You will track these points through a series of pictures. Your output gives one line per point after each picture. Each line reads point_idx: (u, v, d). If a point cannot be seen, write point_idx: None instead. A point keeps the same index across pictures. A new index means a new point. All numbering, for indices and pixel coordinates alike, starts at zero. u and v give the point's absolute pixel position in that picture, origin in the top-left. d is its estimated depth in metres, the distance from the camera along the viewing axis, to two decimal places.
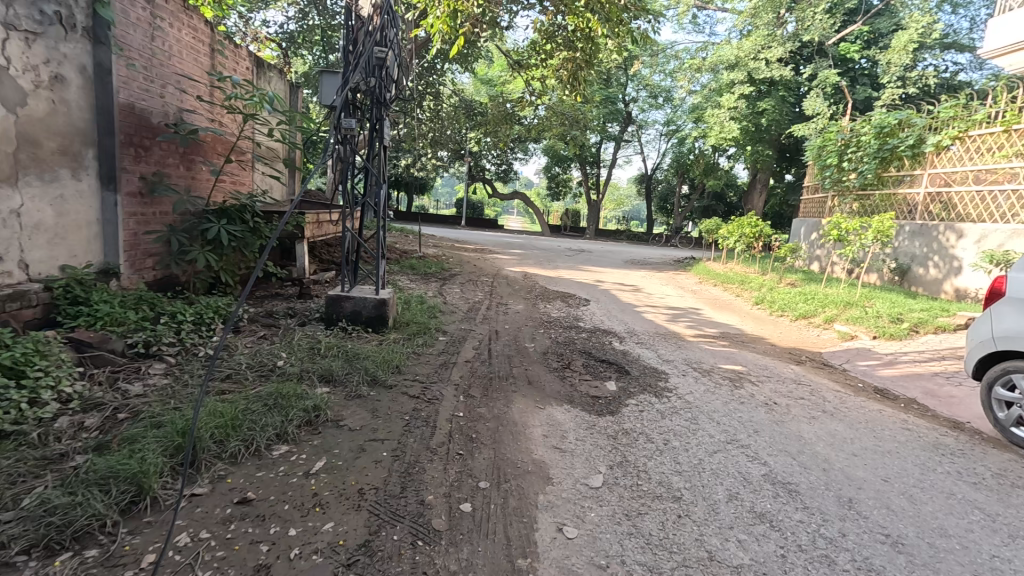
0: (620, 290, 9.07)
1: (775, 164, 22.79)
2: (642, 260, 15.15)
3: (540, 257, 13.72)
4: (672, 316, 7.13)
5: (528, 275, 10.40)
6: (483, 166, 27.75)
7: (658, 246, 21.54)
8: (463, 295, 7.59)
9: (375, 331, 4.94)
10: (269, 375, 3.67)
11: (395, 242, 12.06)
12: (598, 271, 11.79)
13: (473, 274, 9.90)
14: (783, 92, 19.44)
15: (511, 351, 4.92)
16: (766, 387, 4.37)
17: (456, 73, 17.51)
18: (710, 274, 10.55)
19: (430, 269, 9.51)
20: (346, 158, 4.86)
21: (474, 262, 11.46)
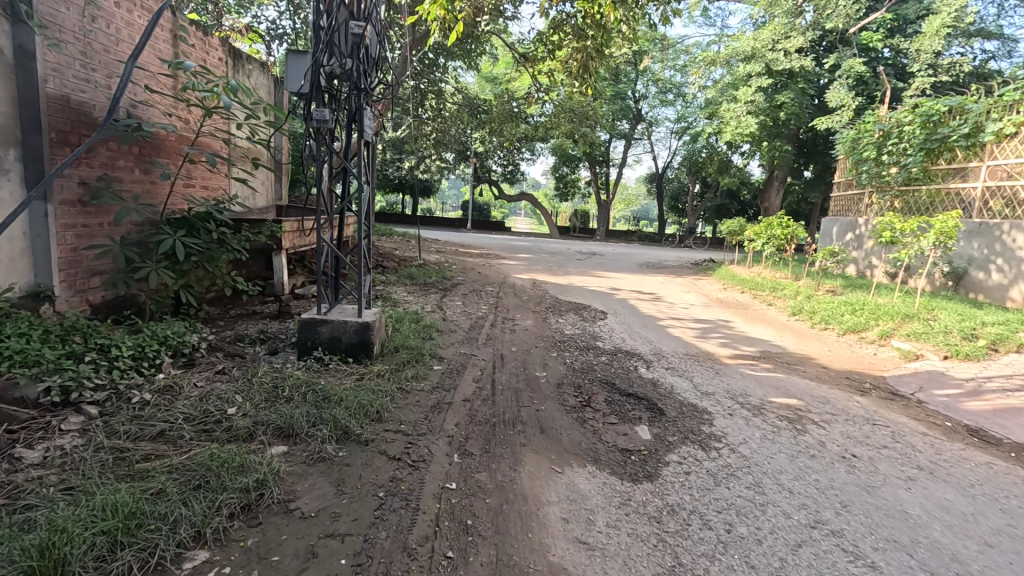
0: (639, 300, 8.22)
1: (793, 160, 21.80)
2: (658, 263, 14.29)
3: (550, 262, 12.91)
4: (702, 331, 6.29)
5: (537, 283, 9.60)
6: (489, 167, 27.00)
7: (672, 248, 20.62)
8: (465, 309, 6.81)
9: (356, 361, 4.16)
10: (213, 431, 2.90)
11: (395, 249, 11.32)
12: (613, 277, 10.94)
13: (478, 283, 9.11)
14: (803, 85, 18.49)
15: (519, 384, 4.11)
16: (836, 430, 3.52)
17: (459, 71, 16.79)
18: (735, 280, 9.68)
19: (430, 278, 8.74)
20: (317, 156, 4.08)
21: (478, 269, 10.68)
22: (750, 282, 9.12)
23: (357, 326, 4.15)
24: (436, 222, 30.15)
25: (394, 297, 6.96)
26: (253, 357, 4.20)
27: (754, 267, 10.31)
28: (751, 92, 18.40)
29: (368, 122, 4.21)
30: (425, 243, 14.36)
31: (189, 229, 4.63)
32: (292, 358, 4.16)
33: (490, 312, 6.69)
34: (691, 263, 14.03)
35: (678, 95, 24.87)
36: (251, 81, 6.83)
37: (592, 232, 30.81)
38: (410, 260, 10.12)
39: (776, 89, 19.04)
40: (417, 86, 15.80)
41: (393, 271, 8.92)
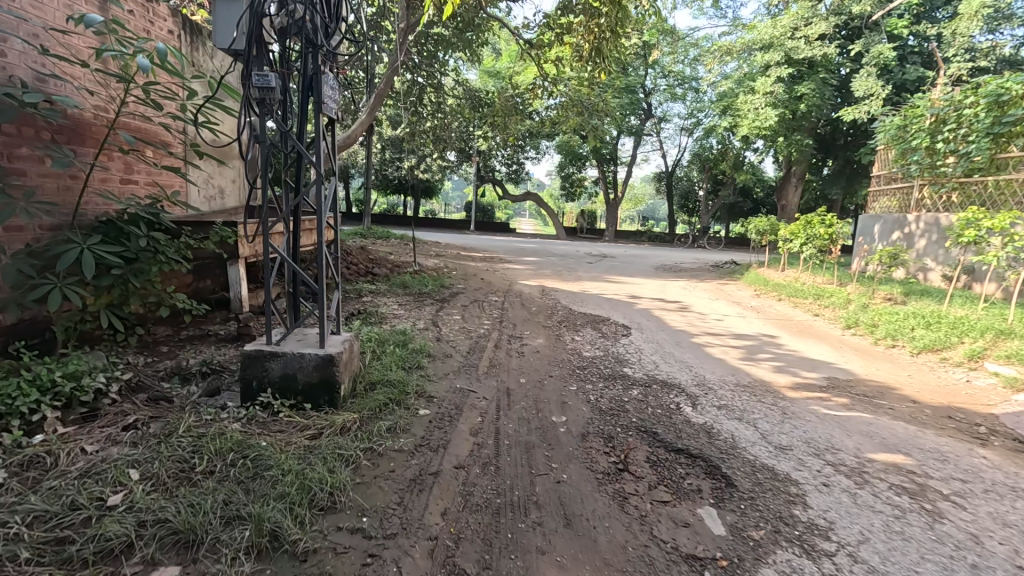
0: (663, 310, 7.20)
1: (811, 155, 20.77)
2: (674, 266, 13.27)
3: (560, 266, 11.91)
4: (746, 351, 5.27)
5: (546, 290, 8.61)
6: (492, 166, 26.04)
7: (686, 248, 19.59)
8: (464, 324, 5.82)
9: (314, 407, 3.16)
10: (70, 543, 1.91)
11: (390, 254, 10.36)
12: (631, 283, 9.93)
13: (480, 291, 8.12)
14: (825, 75, 17.42)
15: (531, 436, 3.11)
16: (981, 510, 2.50)
17: (460, 65, 15.86)
18: (768, 285, 8.66)
19: (426, 286, 7.77)
20: (258, 138, 3.07)
21: (481, 275, 9.70)
22: (788, 288, 8.09)
23: (317, 360, 3.16)
24: (438, 225, 29.23)
25: (381, 312, 5.98)
26: (185, 400, 3.24)
27: (788, 270, 9.26)
28: (769, 83, 17.37)
29: (329, 93, 3.17)
30: (425, 246, 13.40)
31: (112, 235, 3.67)
32: (233, 402, 3.19)
33: (494, 329, 5.69)
34: (711, 266, 12.96)
35: (689, 89, 23.85)
36: (214, 62, 5.89)
37: (600, 233, 29.80)
38: (406, 265, 9.14)
39: (796, 80, 18.00)
40: (414, 79, 14.85)
41: (384, 279, 7.94)
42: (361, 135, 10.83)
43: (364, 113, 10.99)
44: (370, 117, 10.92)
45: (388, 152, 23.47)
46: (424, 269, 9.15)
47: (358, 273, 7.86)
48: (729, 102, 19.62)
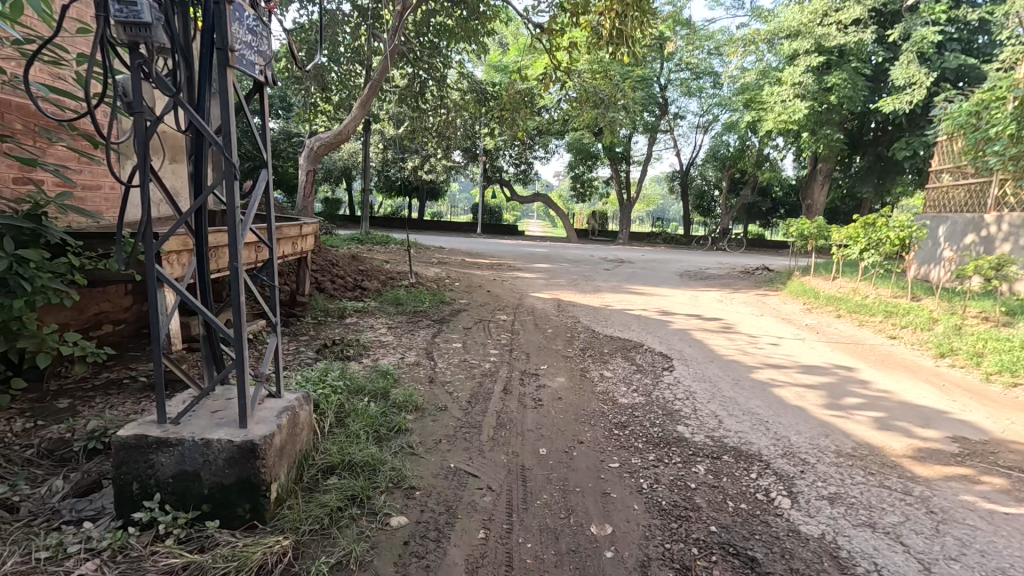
0: (704, 332, 6.04)
1: (839, 152, 19.54)
2: (700, 272, 12.10)
3: (575, 274, 10.76)
4: (826, 393, 4.11)
5: (562, 305, 7.48)
6: (500, 167, 24.98)
7: (706, 252, 18.39)
8: (466, 355, 4.70)
9: (227, 524, 2.06)
10: None
11: (386, 263, 9.28)
12: (658, 294, 8.75)
13: (487, 307, 6.99)
14: (856, 64, 16.34)
15: (560, 573, 1.98)
16: None
17: (466, 58, 14.84)
18: (820, 298, 7.48)
19: (423, 302, 6.66)
20: (131, 105, 1.93)
21: (488, 287, 8.59)
22: (848, 303, 6.89)
23: (228, 452, 2.05)
24: (444, 228, 28.21)
25: (366, 342, 4.87)
26: (39, 509, 2.14)
27: (840, 280, 8.05)
28: (799, 73, 16.18)
29: (247, 39, 2.06)
30: (427, 253, 12.34)
31: None
32: (108, 515, 2.09)
33: (503, 362, 4.58)
34: (741, 273, 11.78)
35: (708, 83, 22.67)
36: None
37: (612, 235, 28.62)
38: (403, 276, 8.04)
39: (826, 70, 16.81)
40: (416, 72, 13.84)
41: (375, 295, 6.84)
42: (354, 131, 9.76)
43: (358, 107, 9.93)
44: (364, 112, 9.89)
45: (391, 153, 22.47)
46: (422, 281, 8.05)
47: (345, 288, 6.77)
48: (752, 96, 18.45)
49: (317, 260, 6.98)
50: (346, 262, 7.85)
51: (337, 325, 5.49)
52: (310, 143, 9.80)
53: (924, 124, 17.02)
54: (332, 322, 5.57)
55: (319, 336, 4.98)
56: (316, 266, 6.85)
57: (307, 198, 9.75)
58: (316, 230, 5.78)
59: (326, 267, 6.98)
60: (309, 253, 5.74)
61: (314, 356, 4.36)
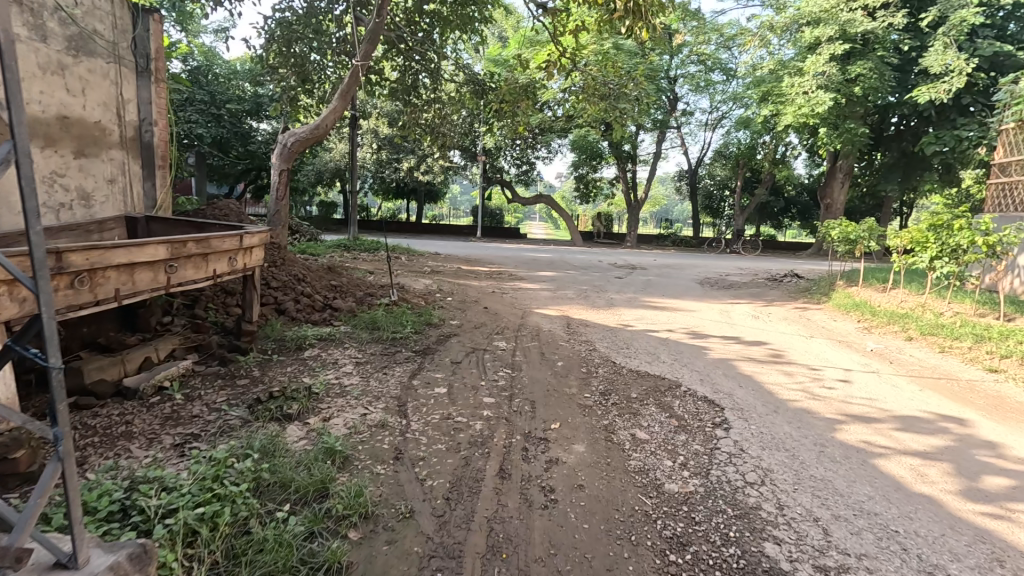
0: (752, 362, 4.88)
1: (861, 147, 18.35)
2: (722, 280, 10.93)
3: (583, 283, 9.62)
4: (954, 468, 2.94)
5: (572, 325, 6.33)
6: (501, 167, 23.87)
7: (719, 256, 17.19)
8: (452, 408, 3.55)
9: None
10: None
11: (368, 274, 8.15)
12: (682, 308, 7.61)
13: (483, 330, 5.85)
14: (882, 52, 15.23)
15: None
16: None
17: (462, 49, 13.74)
18: (880, 316, 6.31)
19: (405, 326, 5.51)
20: None
21: (486, 302, 7.45)
22: (920, 323, 5.73)
23: None
24: (443, 232, 27.13)
25: (321, 389, 3.72)
26: None
27: (898, 292, 6.89)
28: (822, 62, 15.03)
29: None
30: (420, 261, 11.22)
31: None
32: None
33: (502, 419, 3.42)
34: (768, 281, 10.58)
35: (718, 76, 21.52)
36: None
37: (618, 237, 27.51)
38: (387, 291, 6.90)
39: (849, 59, 15.69)
40: (409, 64, 12.75)
41: (347, 317, 5.69)
42: (333, 125, 8.72)
43: (337, 98, 8.83)
44: (344, 104, 8.81)
45: (386, 153, 21.39)
46: (409, 296, 6.91)
47: (312, 310, 5.62)
48: (769, 88, 17.29)
49: (279, 275, 5.84)
50: (318, 275, 6.71)
51: (291, 363, 4.34)
52: (283, 139, 8.67)
53: (954, 116, 15.88)
54: (286, 359, 4.43)
55: (263, 384, 3.83)
56: (277, 282, 5.71)
57: (282, 200, 8.67)
58: (267, 241, 4.62)
59: (290, 283, 5.83)
60: (258, 271, 4.57)
61: (242, 418, 3.21)
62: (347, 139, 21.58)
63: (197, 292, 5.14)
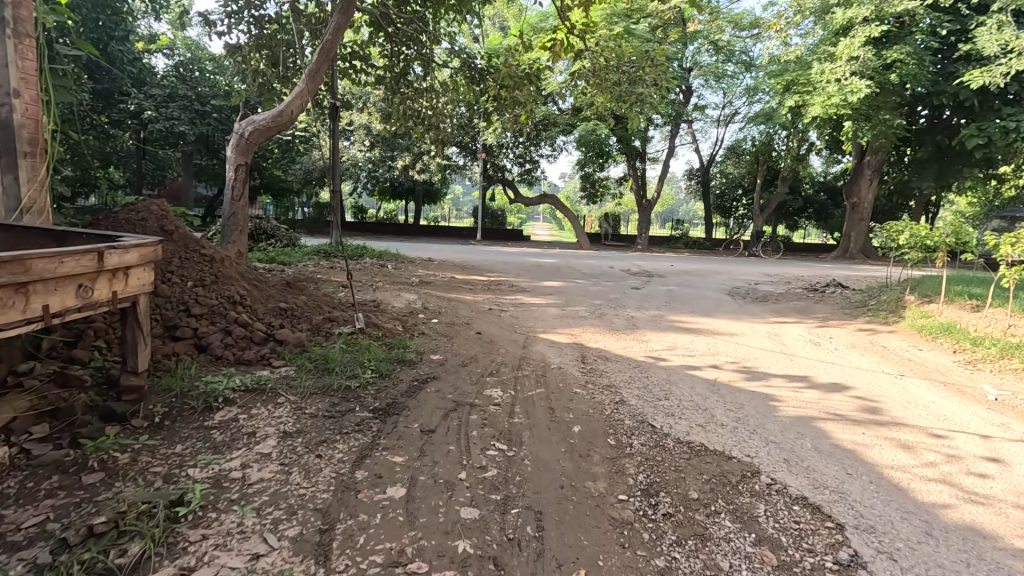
0: (846, 425, 3.48)
1: (893, 142, 16.90)
2: (753, 292, 9.54)
3: (595, 297, 8.23)
4: None
5: (587, 358, 4.94)
6: (502, 166, 22.49)
7: (739, 261, 15.85)
8: (407, 537, 2.19)
9: None
10: None
11: (340, 289, 6.79)
12: (722, 330, 6.22)
13: (473, 367, 4.48)
14: (920, 36, 13.96)
15: None
16: None
17: (460, 33, 12.41)
18: (986, 347, 4.91)
19: (366, 366, 4.14)
20: None
21: (480, 324, 6.07)
22: None
23: None
24: (441, 234, 25.79)
25: (204, 495, 2.37)
26: None
27: (998, 314, 5.49)
28: (856, 46, 13.63)
29: None
30: (408, 270, 9.90)
31: None
32: None
33: (488, 565, 2.06)
34: (808, 293, 9.18)
35: (734, 67, 20.09)
36: None
37: (625, 239, 26.13)
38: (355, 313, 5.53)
39: (882, 45, 14.34)
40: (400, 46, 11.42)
41: (293, 353, 4.33)
42: (301, 111, 7.39)
43: (304, 79, 7.45)
44: (314, 85, 7.44)
45: (379, 151, 20.05)
46: (384, 319, 5.54)
47: (245, 346, 4.26)
48: (794, 77, 15.91)
49: (207, 298, 4.48)
50: (267, 293, 5.35)
51: (185, 439, 2.98)
52: (240, 127, 7.27)
53: (999, 105, 14.41)
54: (182, 429, 3.07)
55: (120, 486, 2.48)
56: (202, 309, 4.35)
57: (242, 200, 7.32)
58: (157, 258, 3.20)
59: (220, 307, 4.46)
60: (146, 299, 3.18)
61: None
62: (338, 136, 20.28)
63: (83, 326, 3.81)
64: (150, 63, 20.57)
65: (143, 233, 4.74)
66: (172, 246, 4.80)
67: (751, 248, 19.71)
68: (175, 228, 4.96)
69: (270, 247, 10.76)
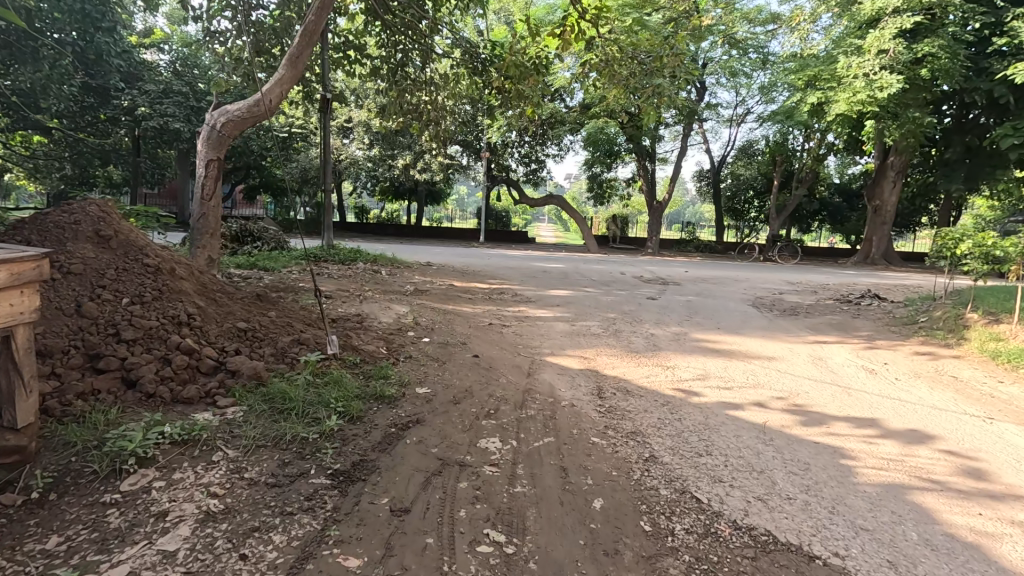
0: (952, 500, 2.65)
1: (919, 143, 16.00)
2: (780, 304, 8.69)
3: (608, 309, 7.41)
4: None
5: (604, 393, 4.12)
6: (507, 166, 21.71)
7: (756, 266, 14.96)
8: None
9: None
10: None
11: (320, 301, 5.99)
12: (757, 352, 5.38)
13: (467, 405, 3.67)
14: (954, 28, 13.10)
15: None
16: None
17: (461, 24, 11.63)
18: None
19: (332, 408, 3.33)
20: None
21: (478, 343, 5.26)
22: None
23: None
24: (443, 236, 25.02)
25: None
26: None
27: None
28: (886, 38, 12.78)
29: None
30: (404, 277, 9.12)
31: None
32: None
33: None
34: (842, 306, 8.33)
35: (750, 63, 19.22)
36: None
37: (633, 242, 25.29)
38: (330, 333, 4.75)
39: (910, 38, 13.51)
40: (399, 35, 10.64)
41: (247, 390, 3.54)
42: (280, 100, 6.60)
43: (285, 64, 6.66)
44: (295, 72, 6.66)
45: (379, 149, 19.29)
46: (364, 341, 4.76)
47: (187, 379, 3.47)
48: (816, 72, 15.05)
49: (145, 319, 3.68)
50: (226, 308, 4.54)
51: (68, 526, 2.20)
52: (212, 117, 6.48)
53: None
54: (69, 509, 2.30)
55: None
56: (136, 332, 3.56)
57: (215, 200, 6.51)
58: (42, 276, 2.41)
59: (160, 330, 3.67)
60: (27, 332, 2.39)
61: None
62: (337, 134, 19.57)
63: None
64: (144, 57, 19.95)
65: (73, 239, 3.94)
66: (109, 255, 4.00)
67: (766, 252, 18.78)
68: (113, 231, 4.16)
69: (255, 250, 10.00)
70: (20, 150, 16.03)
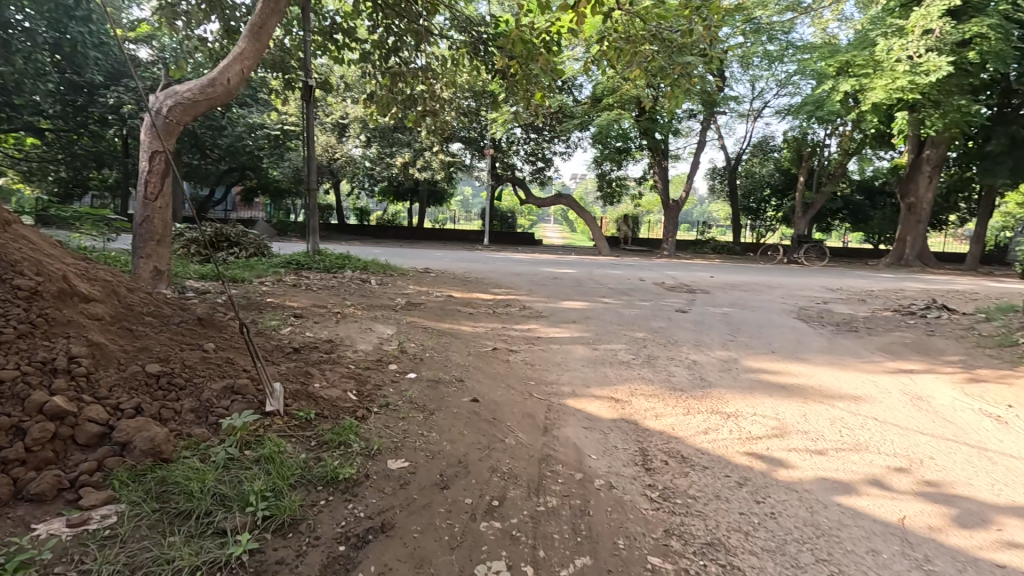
0: None
1: (959, 134, 14.78)
2: (831, 318, 7.50)
3: (633, 326, 6.25)
4: None
5: (652, 464, 2.96)
6: (512, 164, 20.65)
7: (784, 270, 13.79)
8: None
9: None
10: None
11: (284, 326, 4.86)
12: (836, 390, 4.20)
13: (458, 494, 2.53)
14: (1005, 6, 11.91)
15: None
16: None
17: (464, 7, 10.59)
18: None
19: (253, 510, 2.21)
20: None
21: (478, 379, 4.13)
22: None
23: None
24: (446, 239, 23.93)
25: None
26: None
27: None
28: (934, 16, 11.56)
29: None
30: (397, 287, 8.01)
31: None
32: None
33: None
34: (906, 321, 7.12)
35: (771, 53, 18.07)
36: None
37: (645, 243, 24.14)
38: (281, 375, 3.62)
39: (955, 19, 12.31)
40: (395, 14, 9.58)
41: (135, 473, 2.41)
42: (240, 79, 5.52)
43: (246, 35, 5.57)
44: (258, 45, 5.57)
45: (377, 148, 18.27)
46: (326, 384, 3.63)
47: (46, 462, 2.36)
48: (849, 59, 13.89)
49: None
50: (144, 341, 3.43)
51: None
52: (157, 99, 5.37)
53: None
54: None
55: None
56: None
57: (162, 201, 5.39)
58: None
59: (20, 382, 2.56)
60: None
61: None
62: (333, 131, 18.56)
63: None
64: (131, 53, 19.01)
65: None
66: None
67: (792, 254, 17.50)
68: None
69: (231, 258, 8.91)
70: (17, 153, 16.88)
